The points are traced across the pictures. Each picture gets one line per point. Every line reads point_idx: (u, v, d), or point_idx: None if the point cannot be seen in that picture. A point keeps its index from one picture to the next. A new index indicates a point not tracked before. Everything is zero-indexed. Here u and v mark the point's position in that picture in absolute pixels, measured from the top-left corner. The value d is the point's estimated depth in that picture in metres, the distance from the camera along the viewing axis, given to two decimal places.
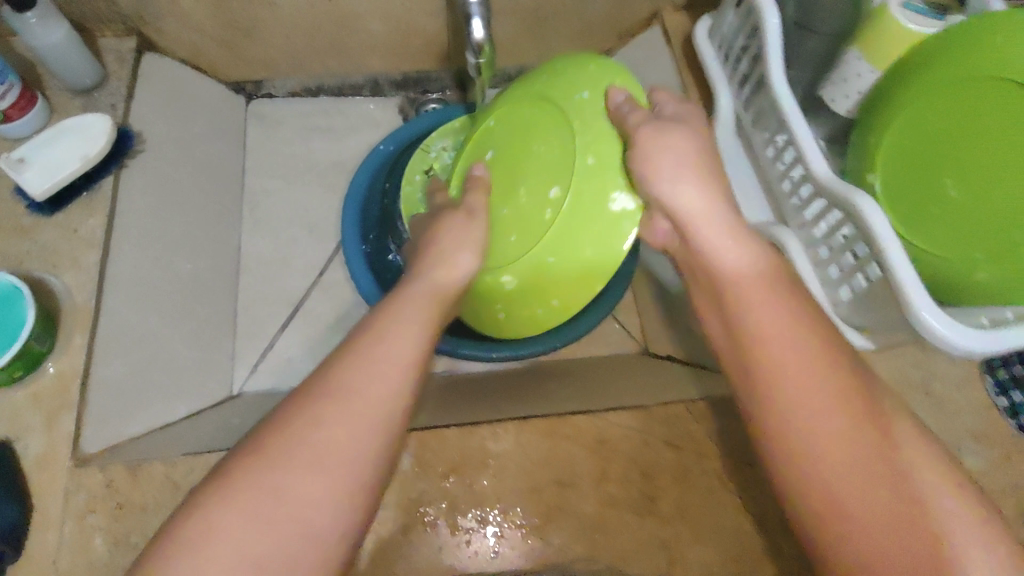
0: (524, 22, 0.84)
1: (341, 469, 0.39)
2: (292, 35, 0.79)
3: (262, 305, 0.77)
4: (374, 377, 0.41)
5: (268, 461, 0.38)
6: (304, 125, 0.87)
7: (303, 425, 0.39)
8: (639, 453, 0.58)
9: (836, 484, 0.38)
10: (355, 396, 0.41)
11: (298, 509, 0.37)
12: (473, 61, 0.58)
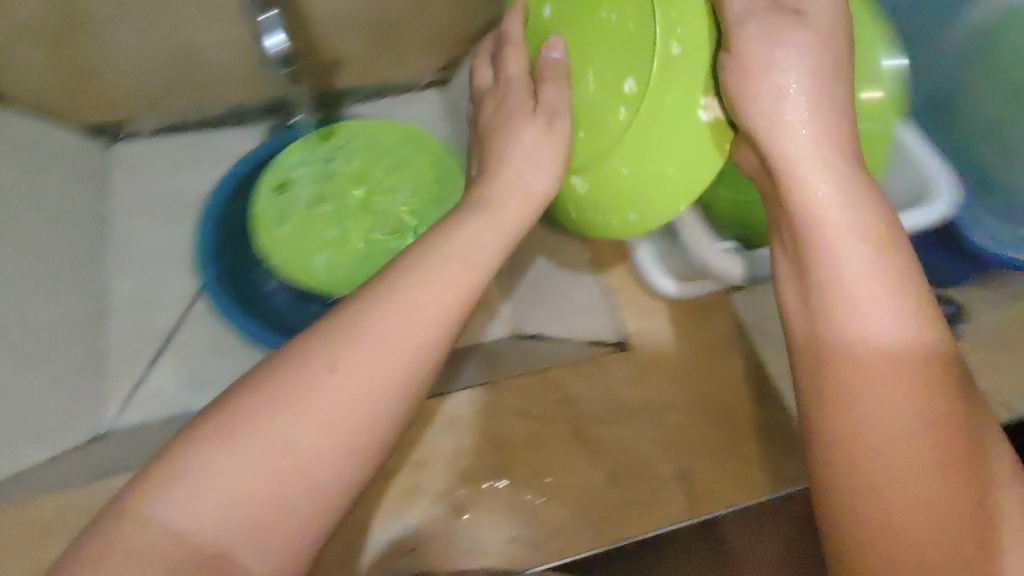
0: (372, 37, 0.86)
1: (358, 420, 0.39)
2: (140, 69, 0.81)
3: (132, 341, 0.76)
4: (404, 329, 0.42)
5: (269, 411, 0.38)
6: (166, 160, 0.88)
7: (315, 372, 0.40)
8: (527, 428, 0.60)
9: (911, 442, 0.37)
10: (388, 345, 0.41)
11: (302, 462, 0.38)
12: None
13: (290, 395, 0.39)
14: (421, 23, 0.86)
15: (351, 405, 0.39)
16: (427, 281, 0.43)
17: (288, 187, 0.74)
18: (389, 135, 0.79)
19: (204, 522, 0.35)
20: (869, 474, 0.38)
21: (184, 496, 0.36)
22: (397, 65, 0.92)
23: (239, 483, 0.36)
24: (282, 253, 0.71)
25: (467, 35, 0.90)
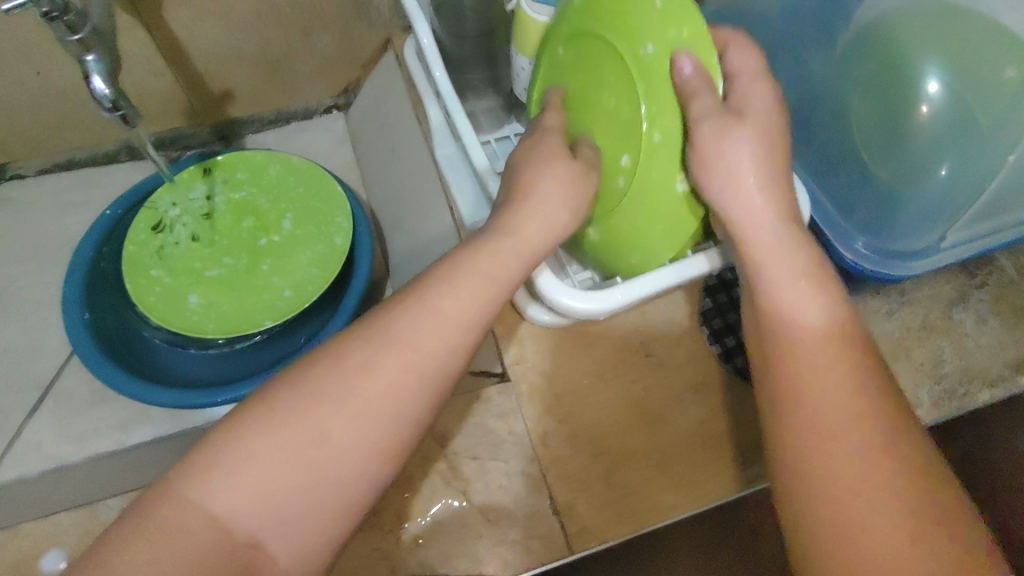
0: (260, 69, 0.85)
1: (389, 419, 0.37)
2: (15, 115, 0.78)
3: (12, 394, 0.73)
4: (424, 331, 0.39)
5: (312, 409, 0.36)
6: (56, 202, 0.86)
7: (350, 368, 0.37)
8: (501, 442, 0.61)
9: (862, 415, 0.34)
10: (405, 348, 0.39)
11: (326, 464, 0.36)
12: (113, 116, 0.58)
13: (328, 391, 0.37)
14: (309, 52, 0.85)
15: (375, 405, 0.37)
16: (458, 277, 0.41)
17: (163, 228, 0.73)
18: (271, 168, 0.77)
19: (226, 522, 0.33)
20: (828, 442, 0.34)
21: (225, 485, 0.34)
22: (291, 94, 0.91)
23: (269, 478, 0.34)
24: (150, 294, 0.69)
25: (360, 61, 0.89)
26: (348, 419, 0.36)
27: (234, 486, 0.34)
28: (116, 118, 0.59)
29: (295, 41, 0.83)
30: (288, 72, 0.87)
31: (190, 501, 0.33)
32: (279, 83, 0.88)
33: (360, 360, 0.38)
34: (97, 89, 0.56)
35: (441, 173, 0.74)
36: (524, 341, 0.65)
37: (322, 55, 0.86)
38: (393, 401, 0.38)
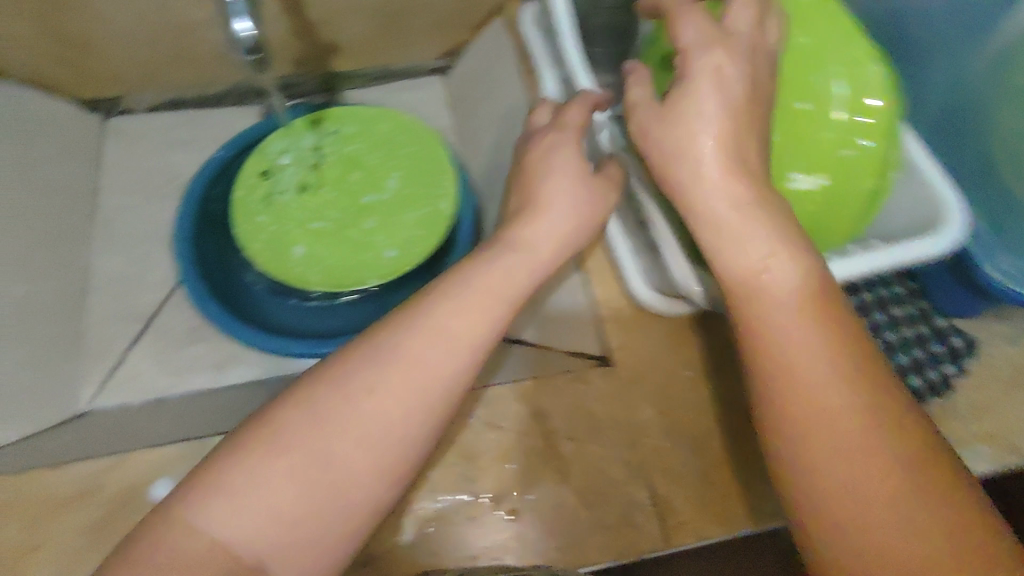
0: (372, 23, 0.85)
1: (418, 417, 0.41)
2: (132, 46, 0.79)
3: (111, 323, 0.75)
4: (438, 350, 0.42)
5: (350, 405, 0.39)
6: (165, 139, 0.88)
7: (349, 388, 0.40)
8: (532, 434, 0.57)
9: (841, 452, 0.36)
10: (416, 366, 0.41)
11: (344, 480, 0.38)
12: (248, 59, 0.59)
13: (368, 387, 0.40)
14: (423, 10, 0.85)
15: (400, 404, 0.40)
16: (460, 301, 0.43)
17: (271, 173, 0.73)
18: (380, 124, 0.77)
19: (296, 506, 0.37)
20: (828, 483, 0.36)
21: (225, 512, 0.36)
22: (398, 50, 0.91)
23: (311, 469, 0.38)
24: (257, 238, 0.69)
25: (471, 23, 0.89)
26: (383, 416, 0.40)
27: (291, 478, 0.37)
28: (253, 59, 0.60)
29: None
30: (398, 29, 0.87)
31: (260, 490, 0.37)
32: (387, 40, 0.88)
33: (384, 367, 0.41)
34: (238, 29, 0.57)
35: (548, 146, 0.73)
36: None
37: (434, 14, 0.86)
38: (397, 422, 0.40)
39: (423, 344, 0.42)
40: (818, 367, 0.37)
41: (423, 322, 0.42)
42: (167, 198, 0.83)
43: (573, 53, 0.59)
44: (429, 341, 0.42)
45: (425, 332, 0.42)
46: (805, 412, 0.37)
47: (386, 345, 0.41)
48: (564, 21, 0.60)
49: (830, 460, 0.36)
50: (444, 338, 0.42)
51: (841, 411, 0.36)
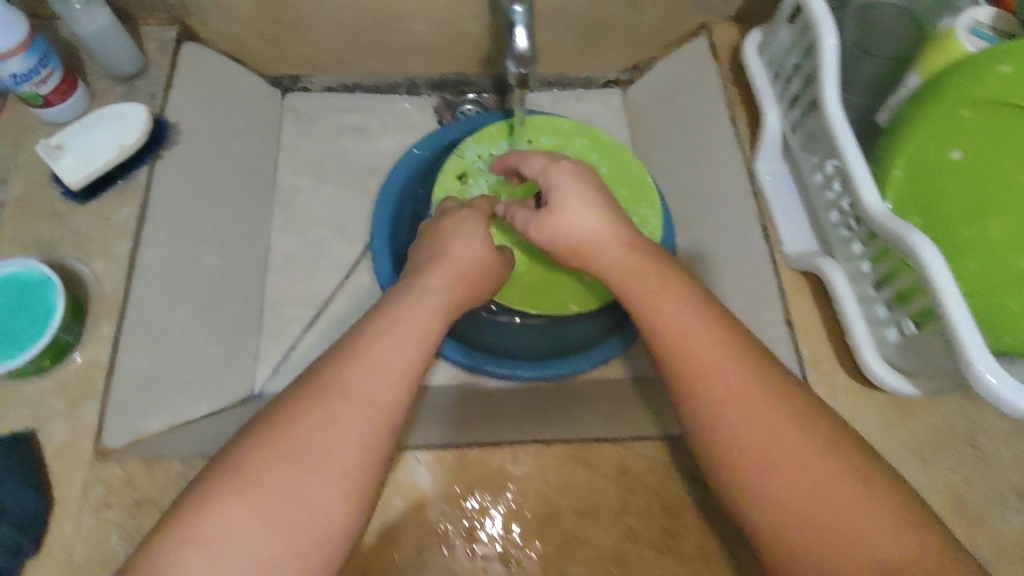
0: (568, 31, 0.82)
1: (360, 434, 0.45)
2: (334, 31, 0.79)
3: (288, 306, 0.77)
4: (369, 378, 0.47)
5: (300, 445, 0.43)
6: (337, 123, 0.86)
7: (306, 416, 0.44)
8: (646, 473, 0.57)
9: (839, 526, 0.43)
10: (349, 392, 0.46)
11: (307, 507, 0.42)
12: (513, 72, 0.53)
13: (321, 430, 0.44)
14: (623, 23, 0.81)
15: (355, 431, 0.44)
16: (392, 334, 0.49)
17: (467, 177, 0.71)
18: (576, 139, 0.75)
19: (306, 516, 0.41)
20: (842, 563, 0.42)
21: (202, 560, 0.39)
22: (583, 59, 0.87)
23: (318, 484, 0.42)
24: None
25: (665, 42, 0.85)
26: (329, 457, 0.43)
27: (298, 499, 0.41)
28: (513, 78, 0.55)
29: (617, 9, 0.79)
30: (591, 40, 0.83)
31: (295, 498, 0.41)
32: (577, 49, 0.85)
33: (337, 413, 0.45)
34: (518, 40, 0.51)
35: (758, 189, 0.71)
36: (837, 394, 0.61)
37: (633, 28, 0.82)
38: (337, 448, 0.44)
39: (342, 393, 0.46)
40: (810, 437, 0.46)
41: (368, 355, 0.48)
42: (342, 185, 0.83)
43: (835, 102, 0.58)
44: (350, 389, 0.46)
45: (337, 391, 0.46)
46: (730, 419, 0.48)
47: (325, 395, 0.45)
48: (829, 67, 0.58)
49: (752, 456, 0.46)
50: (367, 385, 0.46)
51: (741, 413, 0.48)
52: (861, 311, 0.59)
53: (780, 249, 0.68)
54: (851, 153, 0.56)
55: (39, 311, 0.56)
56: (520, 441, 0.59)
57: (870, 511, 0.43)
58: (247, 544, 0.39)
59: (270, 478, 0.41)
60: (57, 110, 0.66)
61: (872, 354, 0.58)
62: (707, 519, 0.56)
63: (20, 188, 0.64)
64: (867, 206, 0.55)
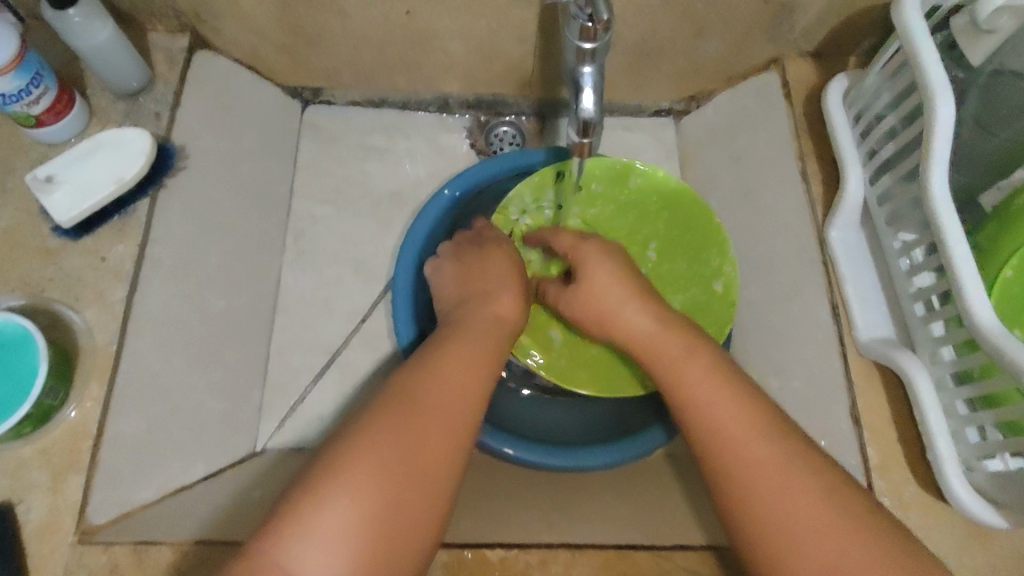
0: (623, 58, 0.73)
1: (431, 449, 0.42)
2: (361, 45, 0.70)
3: (297, 350, 0.70)
4: (444, 394, 0.45)
5: (297, 524, 0.38)
6: (361, 143, 0.78)
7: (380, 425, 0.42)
8: (660, 570, 0.51)
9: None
10: (427, 405, 0.44)
11: (361, 517, 0.39)
12: (575, 138, 0.47)
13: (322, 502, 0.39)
14: (685, 53, 0.72)
15: (423, 444, 0.42)
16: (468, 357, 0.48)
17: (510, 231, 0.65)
18: (631, 180, 0.67)
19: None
20: None
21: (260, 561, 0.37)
22: (635, 86, 0.78)
23: (317, 565, 0.37)
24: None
25: (728, 74, 0.76)
26: (329, 531, 0.38)
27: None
28: (576, 139, 0.48)
29: (681, 37, 0.70)
30: (647, 68, 0.75)
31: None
32: (630, 77, 0.76)
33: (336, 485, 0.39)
34: (583, 105, 0.45)
35: (828, 258, 0.63)
36: (906, 509, 0.54)
37: (695, 58, 0.73)
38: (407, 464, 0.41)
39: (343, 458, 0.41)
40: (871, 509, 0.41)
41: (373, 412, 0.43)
42: (362, 215, 0.76)
43: (940, 187, 0.49)
44: (351, 453, 0.41)
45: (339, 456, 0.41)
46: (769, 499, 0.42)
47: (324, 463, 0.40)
48: (940, 145, 0.49)
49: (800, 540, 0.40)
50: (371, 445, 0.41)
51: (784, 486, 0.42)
52: (947, 424, 0.53)
53: (851, 332, 0.60)
54: (959, 250, 0.48)
55: (20, 373, 0.51)
56: (549, 542, 0.52)
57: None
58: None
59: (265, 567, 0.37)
60: (50, 130, 0.60)
61: (958, 474, 0.52)
62: None
63: (7, 219, 0.58)
64: (973, 314, 0.47)
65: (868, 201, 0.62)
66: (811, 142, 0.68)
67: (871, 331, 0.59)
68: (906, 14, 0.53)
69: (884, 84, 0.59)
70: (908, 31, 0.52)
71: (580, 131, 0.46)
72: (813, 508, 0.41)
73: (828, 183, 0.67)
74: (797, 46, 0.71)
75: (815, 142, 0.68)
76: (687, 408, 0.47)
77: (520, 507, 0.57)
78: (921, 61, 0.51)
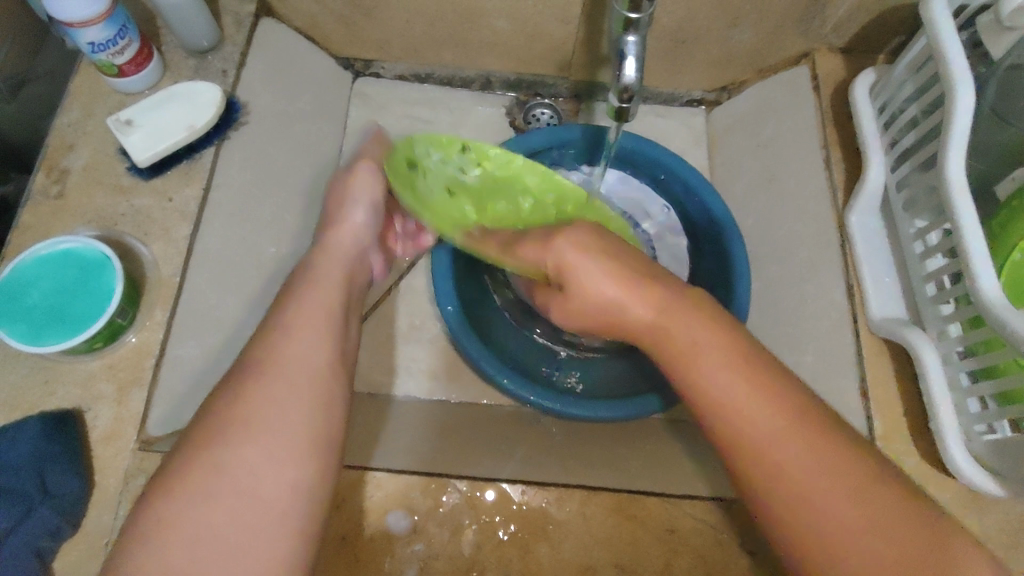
0: (659, 44, 0.77)
1: (299, 410, 0.41)
2: (413, 20, 0.75)
3: None
4: (299, 347, 0.44)
5: (213, 469, 0.38)
6: (405, 113, 0.83)
7: (248, 396, 0.41)
8: (666, 514, 0.55)
9: (814, 499, 0.39)
10: (286, 366, 0.43)
11: (242, 484, 0.38)
12: (614, 102, 0.52)
13: (249, 410, 0.40)
14: (718, 42, 0.76)
15: (289, 410, 0.41)
16: (305, 317, 0.46)
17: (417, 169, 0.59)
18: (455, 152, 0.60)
19: (244, 497, 0.37)
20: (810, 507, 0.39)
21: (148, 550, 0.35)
22: (668, 74, 0.82)
23: (234, 510, 0.37)
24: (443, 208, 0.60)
25: (760, 65, 0.79)
26: (236, 493, 0.37)
27: (237, 479, 0.38)
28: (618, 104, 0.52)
29: (715, 26, 0.73)
30: (682, 56, 0.78)
31: (225, 484, 0.37)
32: (666, 65, 0.80)
33: (265, 390, 0.41)
34: (625, 72, 0.48)
35: (847, 241, 0.66)
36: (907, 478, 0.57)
37: (728, 49, 0.77)
38: (281, 425, 0.40)
39: (255, 408, 0.40)
40: (805, 403, 0.42)
41: (294, 324, 0.45)
42: None
43: (956, 169, 0.52)
44: (266, 403, 0.41)
45: (262, 379, 0.42)
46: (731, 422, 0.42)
47: (261, 370, 0.42)
48: (959, 130, 0.52)
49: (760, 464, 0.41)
50: (298, 346, 0.44)
51: (772, 429, 0.41)
52: (951, 399, 0.56)
53: (863, 311, 0.64)
54: (969, 229, 0.51)
55: (93, 293, 0.55)
56: (566, 482, 0.56)
57: (854, 481, 0.39)
58: (194, 551, 0.36)
59: (209, 463, 0.38)
60: (130, 80, 0.65)
61: (959, 446, 0.54)
62: (730, 562, 0.54)
63: (86, 158, 0.64)
64: (980, 288, 0.50)
65: (887, 189, 0.65)
66: (835, 131, 0.71)
67: (885, 311, 0.62)
68: (934, 9, 0.56)
69: (909, 77, 0.62)
70: (935, 25, 0.55)
71: (620, 96, 0.50)
72: (770, 423, 0.41)
73: (849, 171, 0.70)
74: (828, 41, 0.74)
75: (840, 131, 0.71)
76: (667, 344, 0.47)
77: (541, 453, 0.61)
78: (945, 54, 0.54)
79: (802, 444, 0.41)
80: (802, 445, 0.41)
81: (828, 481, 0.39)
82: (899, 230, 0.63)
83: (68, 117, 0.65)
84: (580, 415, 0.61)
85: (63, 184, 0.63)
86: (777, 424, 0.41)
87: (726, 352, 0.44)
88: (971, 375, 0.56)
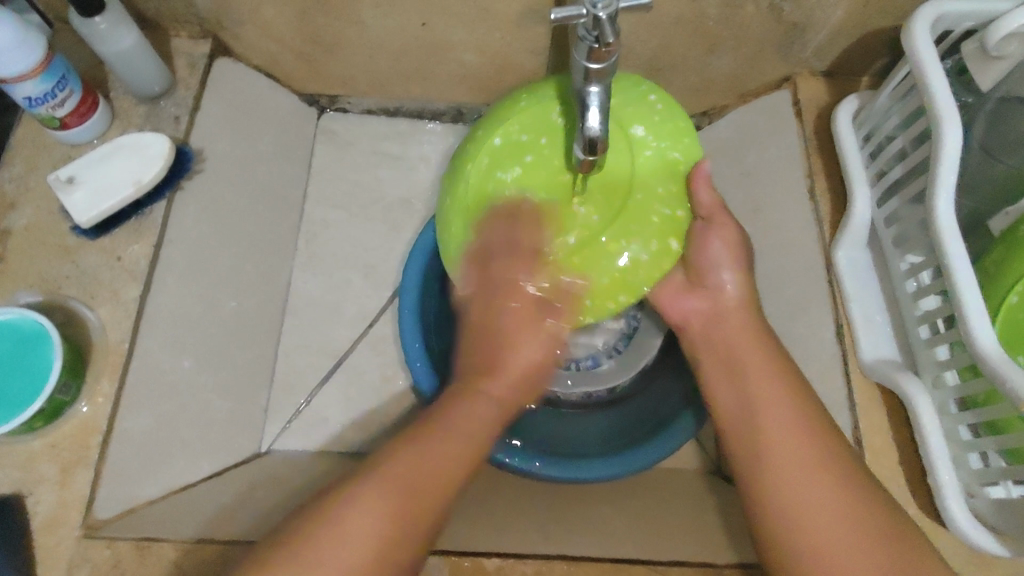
0: (636, 72, 0.73)
1: (407, 506, 0.44)
2: (376, 55, 0.71)
3: (303, 354, 0.72)
4: (443, 442, 0.48)
5: (301, 552, 0.41)
6: (374, 150, 0.80)
7: (368, 483, 0.45)
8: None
9: (803, 526, 0.46)
10: (428, 451, 0.47)
11: (330, 564, 0.41)
12: (581, 154, 0.48)
13: (356, 493, 0.44)
14: (697, 68, 0.73)
15: (392, 505, 0.44)
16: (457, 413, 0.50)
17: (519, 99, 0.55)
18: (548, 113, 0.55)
19: (332, 557, 0.41)
20: (798, 523, 0.46)
21: None
22: None
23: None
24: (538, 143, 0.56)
25: (740, 91, 0.76)
26: (331, 557, 0.41)
27: (326, 561, 0.41)
28: (584, 156, 0.48)
29: (693, 53, 0.70)
30: (661, 83, 0.75)
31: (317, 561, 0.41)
32: None
33: (378, 487, 0.44)
34: (589, 124, 0.45)
35: (835, 278, 0.63)
36: None
37: (708, 74, 0.74)
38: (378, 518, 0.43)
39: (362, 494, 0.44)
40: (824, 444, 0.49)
41: (448, 405, 0.51)
42: (373, 221, 0.78)
43: (945, 211, 0.49)
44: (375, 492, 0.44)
45: (405, 451, 0.47)
46: (773, 427, 0.50)
47: (401, 451, 0.47)
48: (947, 169, 0.49)
49: (784, 470, 0.48)
50: (434, 440, 0.48)
51: (789, 451, 0.49)
52: (950, 452, 0.53)
53: (855, 352, 0.60)
54: (962, 273, 0.48)
55: (33, 369, 0.52)
56: (544, 551, 0.52)
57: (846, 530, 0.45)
58: None
59: (315, 532, 0.42)
60: (74, 131, 0.61)
61: (960, 504, 0.51)
62: None
63: (29, 217, 0.60)
64: (976, 341, 0.47)
65: (875, 222, 0.62)
66: (820, 160, 0.68)
67: (877, 353, 0.59)
68: (914, 36, 0.53)
69: (894, 106, 0.59)
70: (917, 55, 0.52)
71: (587, 149, 0.47)
72: (794, 440, 0.49)
73: (835, 202, 0.67)
74: (810, 65, 0.71)
75: (825, 159, 0.68)
76: (736, 356, 0.56)
77: (517, 519, 0.57)
78: (930, 87, 0.51)
79: (812, 474, 0.47)
80: (812, 474, 0.47)
81: (820, 509, 0.46)
82: (889, 266, 0.60)
83: (10, 172, 0.62)
84: (565, 478, 0.59)
85: (4, 245, 0.59)
86: (802, 447, 0.49)
87: (784, 380, 0.53)
88: (971, 425, 0.52)
